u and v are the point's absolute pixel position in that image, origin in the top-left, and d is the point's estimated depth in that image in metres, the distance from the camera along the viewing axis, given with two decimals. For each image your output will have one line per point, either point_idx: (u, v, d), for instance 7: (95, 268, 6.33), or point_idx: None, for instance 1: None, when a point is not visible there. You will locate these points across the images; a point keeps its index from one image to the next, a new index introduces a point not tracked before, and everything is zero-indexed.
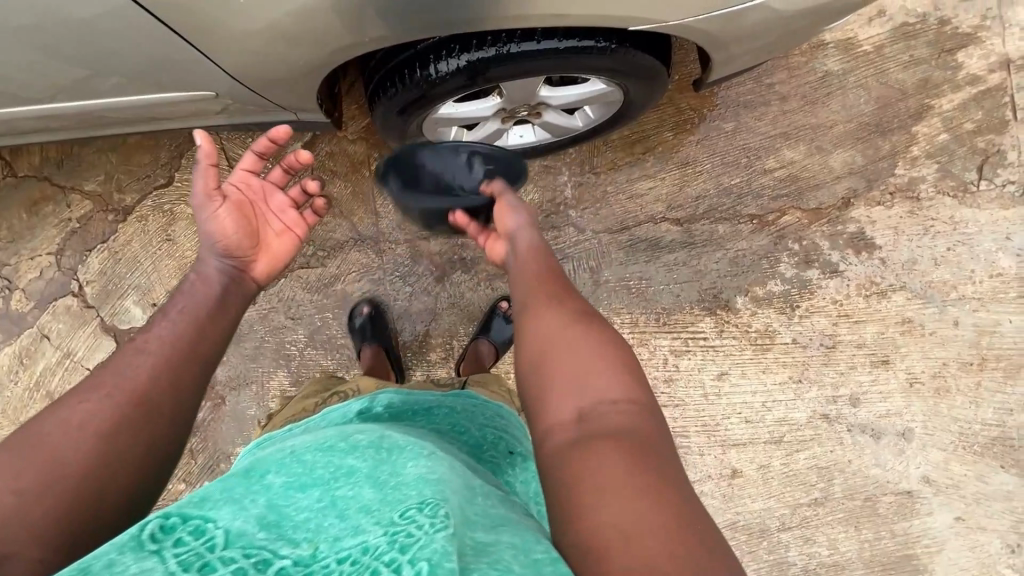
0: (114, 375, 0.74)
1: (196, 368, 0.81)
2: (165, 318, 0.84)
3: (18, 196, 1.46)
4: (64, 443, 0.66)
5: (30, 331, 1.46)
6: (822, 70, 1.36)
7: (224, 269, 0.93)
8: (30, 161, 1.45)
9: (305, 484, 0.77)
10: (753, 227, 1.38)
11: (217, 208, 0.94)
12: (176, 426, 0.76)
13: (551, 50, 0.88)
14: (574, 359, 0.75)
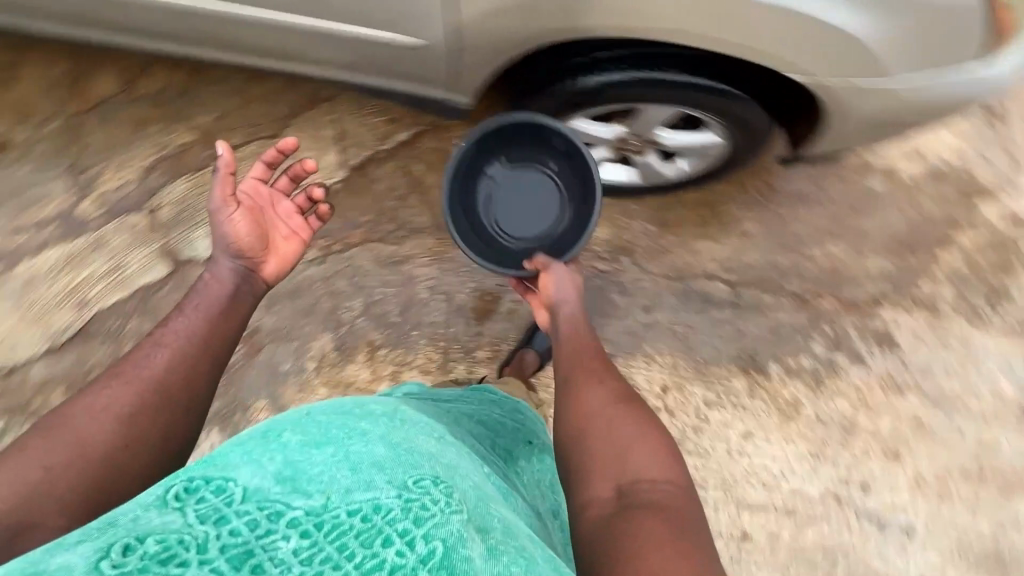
0: (135, 368, 0.87)
1: (213, 360, 0.94)
2: (182, 314, 0.96)
3: (126, 113, 1.51)
4: (90, 426, 0.80)
5: (88, 236, 1.45)
6: (870, 187, 1.58)
7: (235, 270, 1.02)
8: (150, 84, 1.52)
9: (321, 443, 0.80)
10: (794, 304, 1.52)
11: (234, 215, 1.01)
12: (189, 418, 0.89)
13: (705, 86, 1.05)
14: (620, 439, 0.84)
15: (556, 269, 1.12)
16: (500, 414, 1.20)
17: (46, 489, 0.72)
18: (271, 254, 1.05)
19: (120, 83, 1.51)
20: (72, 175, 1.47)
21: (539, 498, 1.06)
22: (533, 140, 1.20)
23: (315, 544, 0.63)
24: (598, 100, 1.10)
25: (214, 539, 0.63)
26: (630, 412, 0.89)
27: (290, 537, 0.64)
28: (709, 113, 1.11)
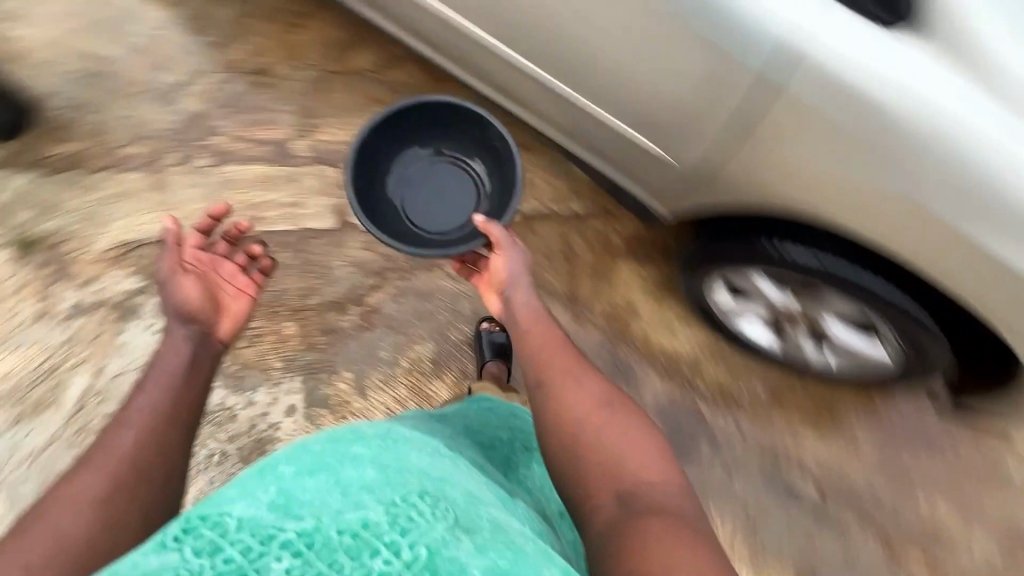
0: (103, 453, 0.86)
1: (183, 426, 0.94)
2: (143, 391, 0.96)
3: (367, 88, 1.71)
4: (66, 516, 0.77)
5: (288, 168, 1.63)
6: (1009, 466, 1.46)
7: (190, 335, 1.04)
8: (397, 75, 1.73)
9: (317, 469, 0.76)
10: (876, 544, 1.43)
11: (185, 281, 1.07)
12: (172, 487, 0.88)
13: (907, 308, 1.07)
14: (615, 440, 0.89)
15: (512, 246, 1.11)
16: (499, 428, 1.16)
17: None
18: (221, 314, 1.11)
19: (375, 64, 1.73)
20: (302, 117, 1.68)
21: (545, 502, 1.05)
22: (416, 123, 1.27)
23: (306, 564, 0.61)
24: (795, 274, 1.13)
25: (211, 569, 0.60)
26: (620, 410, 0.93)
27: (283, 558, 0.62)
28: (897, 328, 1.13)
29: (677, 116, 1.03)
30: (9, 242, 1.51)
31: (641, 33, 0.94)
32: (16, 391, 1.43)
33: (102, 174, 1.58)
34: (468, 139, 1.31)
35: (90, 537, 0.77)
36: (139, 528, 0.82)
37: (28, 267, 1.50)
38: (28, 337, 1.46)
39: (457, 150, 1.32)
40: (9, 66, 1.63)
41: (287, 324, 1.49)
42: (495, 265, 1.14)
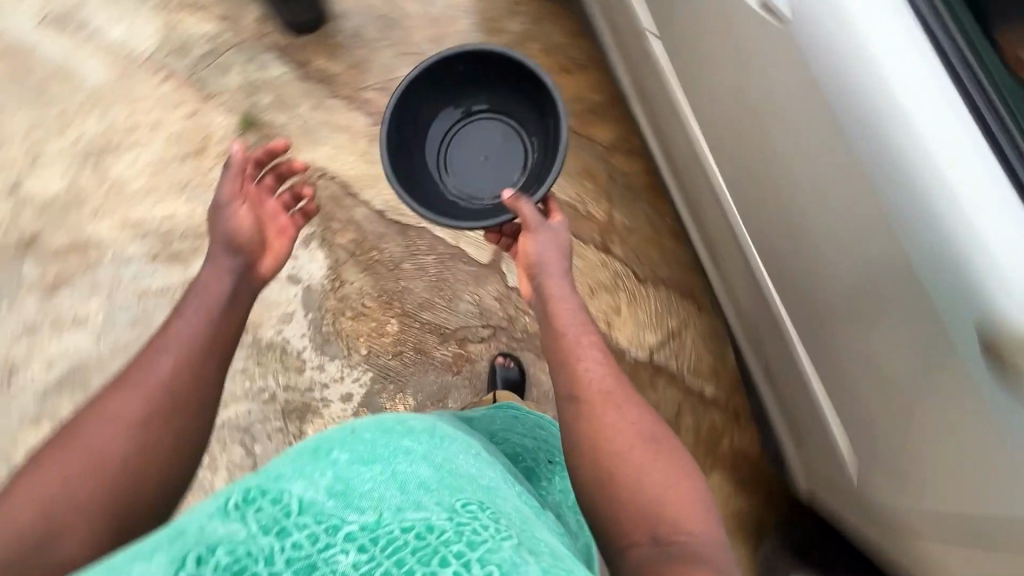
0: (142, 374, 0.91)
1: (218, 360, 0.98)
2: (189, 310, 1.01)
3: (589, 159, 1.69)
4: (104, 439, 0.84)
5: None
6: None
7: (234, 267, 1.10)
8: (621, 163, 1.69)
9: (369, 461, 0.78)
10: None
11: (238, 210, 1.14)
12: (198, 420, 0.93)
13: None
14: (655, 479, 0.83)
15: (542, 230, 1.12)
16: (521, 433, 1.15)
17: (63, 503, 0.78)
18: (265, 251, 1.16)
19: (610, 142, 1.72)
20: None
21: (564, 517, 1.03)
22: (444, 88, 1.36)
23: (374, 559, 0.61)
24: None
25: (278, 551, 0.61)
26: (673, 458, 0.88)
27: (350, 553, 0.62)
28: None
29: (840, 267, 0.96)
30: (240, 114, 1.66)
31: (850, 221, 0.89)
32: (162, 230, 1.54)
33: (339, 101, 1.69)
34: (482, 91, 1.40)
35: (121, 463, 0.84)
36: (162, 461, 0.87)
37: (240, 141, 1.64)
38: (200, 194, 1.58)
39: (475, 102, 1.41)
40: None
41: (392, 321, 1.50)
42: (527, 245, 1.14)
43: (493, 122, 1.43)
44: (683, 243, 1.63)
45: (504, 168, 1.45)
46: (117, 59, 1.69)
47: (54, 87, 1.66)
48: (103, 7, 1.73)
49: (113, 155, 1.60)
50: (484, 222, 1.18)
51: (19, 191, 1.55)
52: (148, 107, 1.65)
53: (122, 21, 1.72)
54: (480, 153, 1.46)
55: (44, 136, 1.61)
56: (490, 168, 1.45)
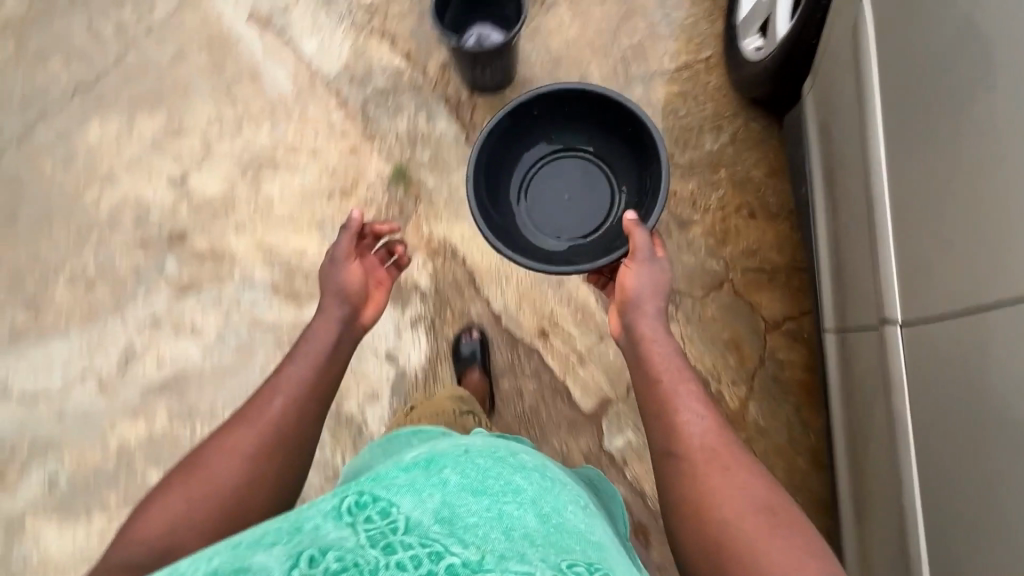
0: (255, 409, 0.99)
1: (320, 397, 1.05)
2: (297, 356, 1.08)
3: (742, 330, 1.45)
4: (220, 470, 0.92)
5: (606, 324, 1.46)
6: None
7: (343, 313, 1.16)
8: (778, 346, 1.43)
9: (480, 491, 0.78)
10: None
11: (350, 266, 1.19)
12: (301, 456, 1.00)
13: None
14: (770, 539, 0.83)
15: (651, 268, 1.18)
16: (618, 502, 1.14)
17: (178, 530, 0.86)
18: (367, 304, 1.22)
19: (773, 317, 1.46)
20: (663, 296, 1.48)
21: None
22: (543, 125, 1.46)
23: None
24: None
25: (383, 565, 0.62)
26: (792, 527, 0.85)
27: None
28: None
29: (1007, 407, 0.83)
30: (394, 164, 1.61)
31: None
32: (290, 263, 1.55)
33: None
34: (581, 131, 1.49)
35: (231, 492, 0.91)
36: (265, 500, 0.94)
37: (386, 193, 1.59)
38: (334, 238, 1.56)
39: (574, 142, 1.51)
40: (528, 40, 1.68)
41: None
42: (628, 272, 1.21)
43: (579, 159, 1.53)
44: (817, 468, 1.37)
45: (588, 207, 1.55)
46: (303, 73, 1.70)
47: (241, 85, 1.70)
48: (307, 18, 1.74)
49: (270, 172, 1.62)
50: (595, 262, 1.22)
51: (183, 183, 1.62)
52: (314, 130, 1.65)
53: (320, 35, 1.72)
54: (562, 190, 1.56)
55: (218, 133, 1.66)
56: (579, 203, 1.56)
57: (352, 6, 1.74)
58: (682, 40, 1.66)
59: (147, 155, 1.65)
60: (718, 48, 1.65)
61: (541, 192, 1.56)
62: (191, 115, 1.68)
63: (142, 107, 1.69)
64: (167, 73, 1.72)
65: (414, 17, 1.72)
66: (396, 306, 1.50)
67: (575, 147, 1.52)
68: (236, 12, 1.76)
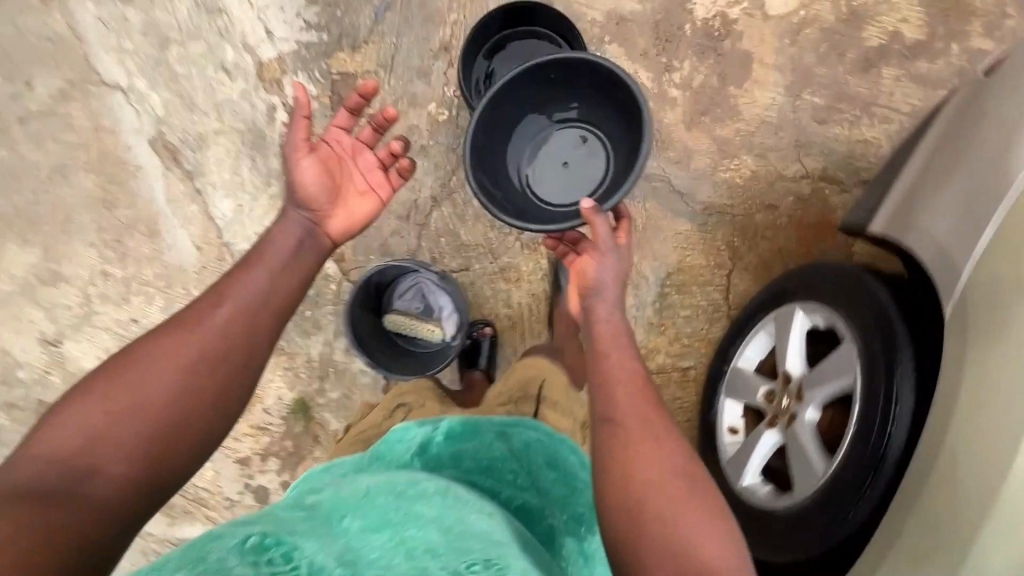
0: (200, 310, 0.78)
1: (274, 311, 0.83)
2: (257, 267, 0.85)
3: None
4: (150, 381, 0.70)
5: None
6: None
7: (303, 224, 0.92)
8: None
9: (378, 526, 0.64)
10: None
11: (303, 161, 0.93)
12: (251, 368, 0.78)
13: None
14: (688, 522, 0.70)
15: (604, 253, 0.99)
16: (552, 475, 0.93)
17: (85, 451, 0.64)
18: (336, 207, 0.96)
19: None
20: None
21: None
22: (548, 92, 1.13)
23: None
24: None
25: None
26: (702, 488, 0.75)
27: None
28: None
29: None
30: (297, 393, 1.39)
31: None
32: None
33: None
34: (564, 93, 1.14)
35: (168, 399, 0.70)
36: (208, 416, 0.73)
37: (282, 424, 1.40)
38: (217, 459, 1.41)
39: (559, 107, 1.17)
40: (486, 283, 1.36)
41: None
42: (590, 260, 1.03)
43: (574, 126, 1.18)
44: None
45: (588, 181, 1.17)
46: (210, 242, 1.37)
47: (134, 236, 1.38)
48: (227, 162, 1.36)
49: None
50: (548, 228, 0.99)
51: (56, 347, 1.40)
52: None
53: (238, 195, 1.36)
54: (560, 160, 1.19)
55: (102, 291, 1.39)
56: (580, 180, 1.18)
57: (284, 162, 1.35)
58: (666, 333, 1.36)
59: (16, 300, 1.39)
60: (705, 360, 1.35)
61: (537, 175, 1.19)
62: (72, 259, 1.38)
63: (13, 231, 1.38)
64: (47, 192, 1.38)
65: None
66: None
67: (564, 116, 1.18)
68: (139, 126, 1.36)
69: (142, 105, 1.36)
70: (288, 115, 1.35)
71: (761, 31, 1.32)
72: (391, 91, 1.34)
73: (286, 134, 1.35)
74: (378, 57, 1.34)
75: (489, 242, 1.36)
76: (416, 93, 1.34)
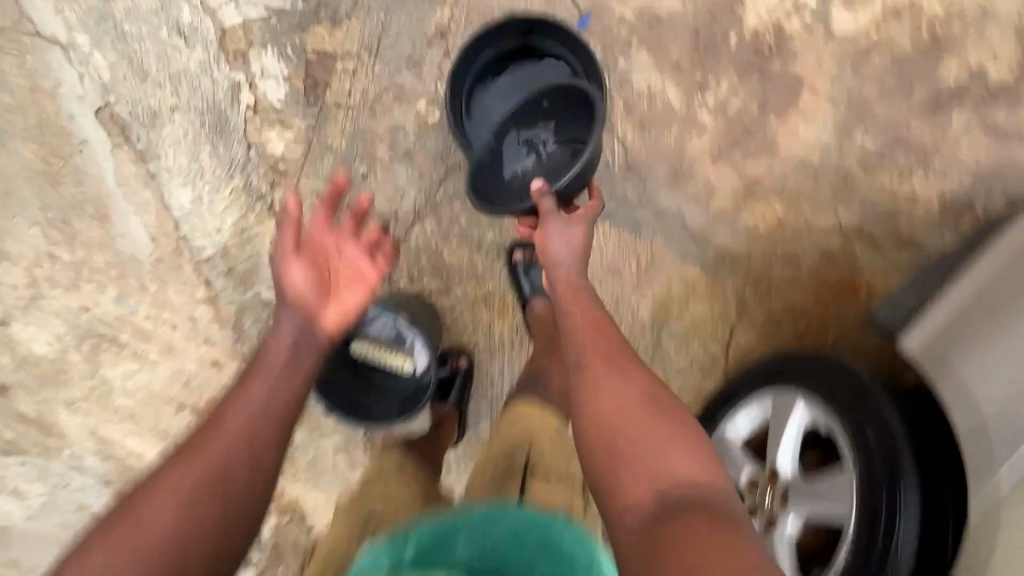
0: (205, 433, 0.67)
1: (279, 422, 0.71)
2: (257, 377, 0.74)
3: None
4: (152, 525, 0.59)
5: None
6: None
7: (292, 330, 0.78)
8: None
9: None
10: None
11: (289, 265, 0.81)
12: (260, 492, 0.67)
13: None
14: (650, 452, 0.66)
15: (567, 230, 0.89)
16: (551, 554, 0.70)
17: None
18: (330, 301, 0.82)
19: None
20: None
21: None
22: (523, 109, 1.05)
23: None
24: None
25: None
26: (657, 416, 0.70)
27: None
28: None
29: None
30: None
31: None
32: (125, 464, 1.37)
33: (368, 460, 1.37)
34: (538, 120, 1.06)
35: (171, 551, 0.59)
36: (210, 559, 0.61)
37: None
38: None
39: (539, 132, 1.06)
40: (466, 310, 1.25)
41: None
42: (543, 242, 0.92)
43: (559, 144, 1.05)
44: None
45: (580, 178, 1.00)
46: (166, 233, 1.24)
47: (82, 218, 1.23)
48: (185, 145, 1.19)
49: (111, 354, 1.31)
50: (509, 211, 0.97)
51: (3, 329, 1.30)
52: (173, 319, 1.29)
53: (197, 184, 1.21)
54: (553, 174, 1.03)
55: (50, 275, 1.27)
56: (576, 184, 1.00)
57: (249, 152, 1.19)
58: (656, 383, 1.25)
59: None
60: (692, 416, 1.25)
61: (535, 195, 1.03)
62: (14, 237, 1.25)
63: None
64: None
65: None
66: None
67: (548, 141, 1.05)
68: (83, 93, 1.18)
69: (87, 68, 1.17)
70: (255, 97, 1.17)
71: (817, 51, 1.11)
72: (374, 81, 1.15)
73: (252, 120, 1.17)
74: (362, 37, 1.14)
75: (474, 267, 1.23)
76: (405, 86, 1.14)
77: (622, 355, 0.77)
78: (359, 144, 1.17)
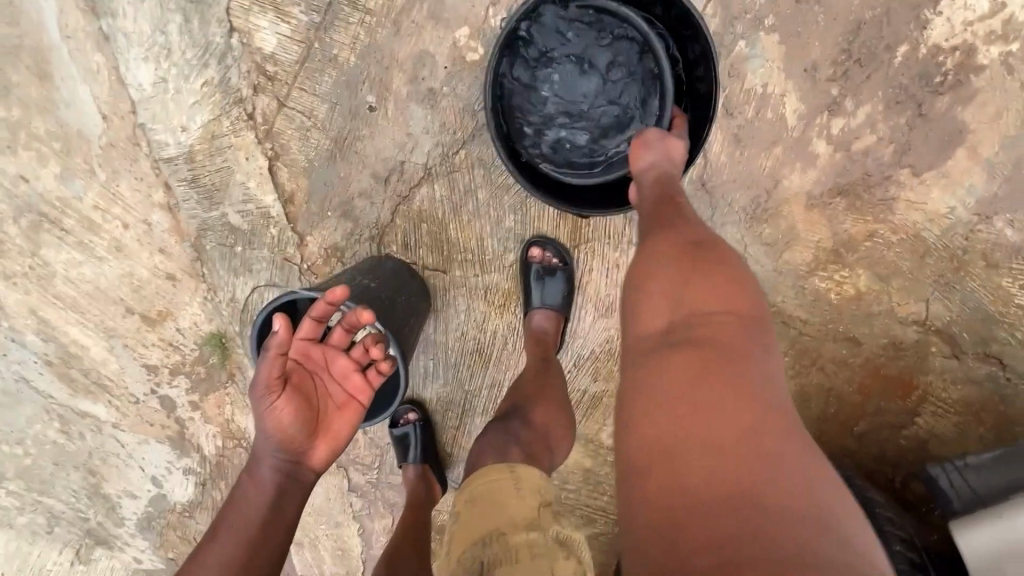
0: None
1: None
2: (229, 531, 0.73)
3: None
4: None
5: None
6: None
7: (277, 470, 0.76)
8: None
9: None
10: None
11: (276, 404, 0.74)
12: None
13: None
14: (672, 277, 0.57)
15: (662, 138, 0.76)
16: None
17: None
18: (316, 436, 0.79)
19: None
20: None
21: None
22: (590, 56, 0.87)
23: None
24: None
25: None
26: (693, 246, 0.60)
27: None
28: None
29: None
30: (215, 326, 1.19)
31: None
32: (67, 350, 1.27)
33: None
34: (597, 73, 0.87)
35: None
36: None
37: (196, 350, 1.23)
38: (121, 356, 1.26)
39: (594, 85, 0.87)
40: (462, 294, 1.07)
41: None
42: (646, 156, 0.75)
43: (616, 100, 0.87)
44: None
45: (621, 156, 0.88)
46: (120, 115, 1.00)
47: (18, 68, 0.99)
48: (150, 6, 0.92)
49: (52, 236, 1.14)
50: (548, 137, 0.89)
51: None
52: (124, 217, 1.10)
53: (162, 63, 0.95)
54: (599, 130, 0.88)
55: None
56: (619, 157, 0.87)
57: (232, 39, 0.93)
58: None
59: None
60: None
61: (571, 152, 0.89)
62: None
63: None
64: None
65: (325, 139, 0.97)
66: (172, 451, 1.38)
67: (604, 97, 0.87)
68: None
69: None
70: None
71: (1001, 100, 0.82)
72: None
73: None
74: None
75: (481, 250, 1.02)
76: (445, 1, 0.88)
77: (658, 207, 0.67)
78: (372, 65, 0.92)
